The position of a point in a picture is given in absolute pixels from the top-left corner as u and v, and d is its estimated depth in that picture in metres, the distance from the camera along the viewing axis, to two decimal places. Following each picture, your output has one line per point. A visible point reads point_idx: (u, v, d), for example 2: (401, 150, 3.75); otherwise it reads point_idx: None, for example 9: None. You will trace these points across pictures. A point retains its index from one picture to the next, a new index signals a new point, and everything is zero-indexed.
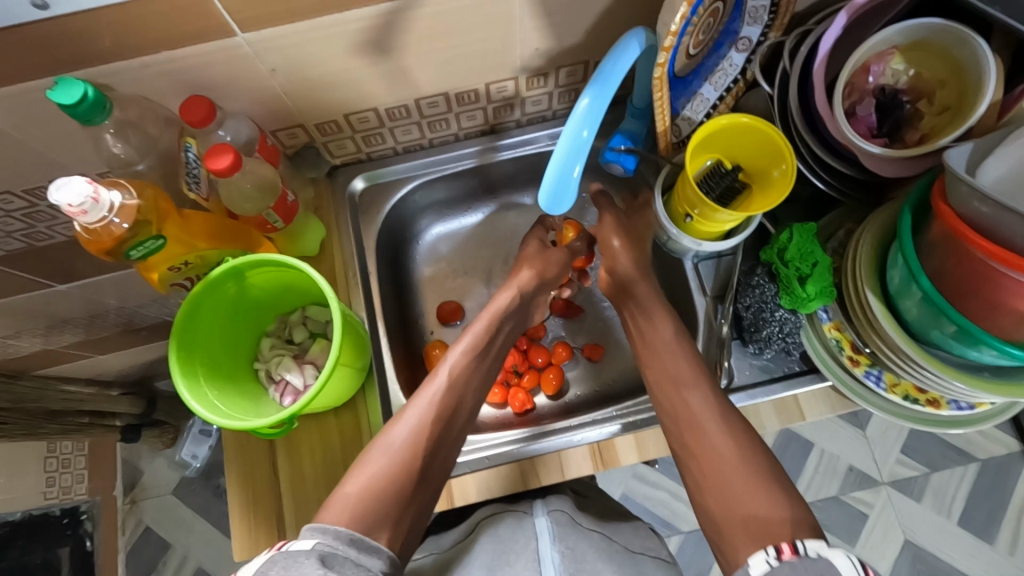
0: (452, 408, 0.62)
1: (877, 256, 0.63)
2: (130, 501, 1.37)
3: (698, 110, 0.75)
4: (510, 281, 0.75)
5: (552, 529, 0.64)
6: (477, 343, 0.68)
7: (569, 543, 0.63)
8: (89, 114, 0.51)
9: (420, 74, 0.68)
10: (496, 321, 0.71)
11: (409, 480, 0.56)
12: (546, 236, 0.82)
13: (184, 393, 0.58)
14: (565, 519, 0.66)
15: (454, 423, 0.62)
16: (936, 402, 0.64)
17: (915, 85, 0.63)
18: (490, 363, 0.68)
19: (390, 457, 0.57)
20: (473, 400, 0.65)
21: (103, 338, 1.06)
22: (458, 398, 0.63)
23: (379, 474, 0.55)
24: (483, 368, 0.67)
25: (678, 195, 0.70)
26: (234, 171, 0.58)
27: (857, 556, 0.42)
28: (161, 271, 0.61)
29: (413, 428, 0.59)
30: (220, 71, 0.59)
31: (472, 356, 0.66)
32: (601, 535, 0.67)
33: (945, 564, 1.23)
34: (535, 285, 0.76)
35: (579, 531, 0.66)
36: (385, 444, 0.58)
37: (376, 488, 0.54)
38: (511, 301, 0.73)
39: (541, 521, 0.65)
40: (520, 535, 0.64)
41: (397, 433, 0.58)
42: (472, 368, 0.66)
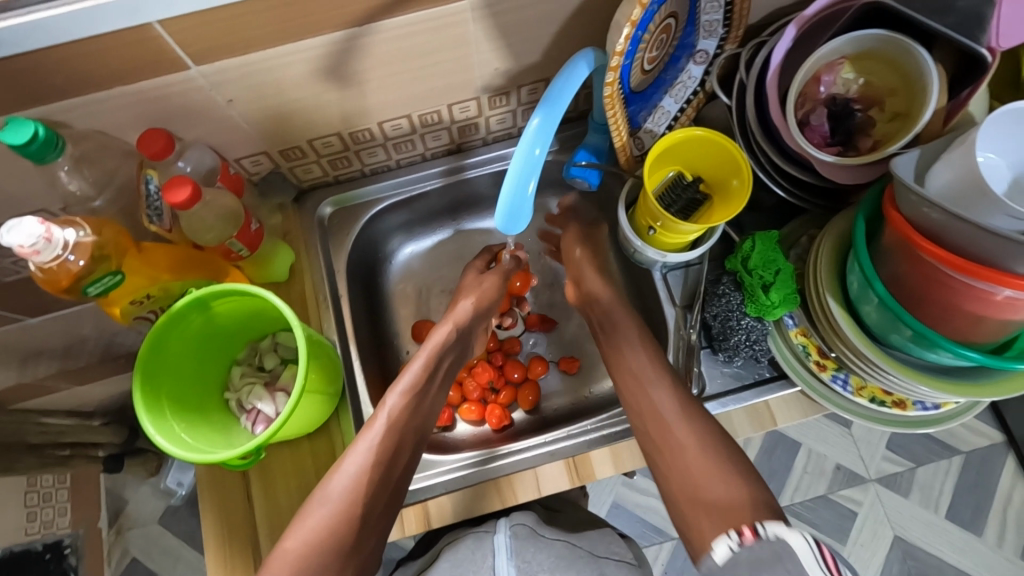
0: (394, 448, 0.63)
1: (835, 263, 0.64)
2: (116, 531, 1.35)
3: (659, 123, 0.75)
4: (446, 318, 0.77)
5: (508, 545, 0.66)
6: (414, 383, 0.69)
7: (525, 557, 0.65)
8: (41, 152, 0.51)
9: (382, 98, 0.69)
10: (433, 359, 0.72)
11: (349, 529, 0.58)
12: (485, 264, 0.85)
13: (149, 429, 0.58)
14: (525, 532, 0.68)
15: (394, 465, 0.63)
16: (902, 403, 0.65)
17: (866, 93, 0.65)
18: (430, 397, 0.70)
19: (328, 508, 0.58)
20: (415, 437, 0.66)
21: (81, 367, 1.04)
22: (398, 438, 0.64)
23: (317, 527, 0.57)
24: (422, 409, 0.68)
25: (641, 209, 0.71)
26: (194, 204, 0.58)
27: (811, 536, 0.47)
28: (123, 305, 0.61)
29: (352, 478, 0.60)
30: (177, 104, 0.60)
31: (408, 397, 0.68)
32: (565, 542, 0.69)
33: (935, 558, 1.24)
34: (471, 320, 0.78)
35: (540, 542, 0.67)
36: (324, 495, 0.59)
37: (316, 541, 0.57)
38: (448, 339, 0.74)
39: (498, 536, 0.67)
40: (478, 553, 0.66)
41: (336, 484, 0.60)
42: (410, 408, 0.67)
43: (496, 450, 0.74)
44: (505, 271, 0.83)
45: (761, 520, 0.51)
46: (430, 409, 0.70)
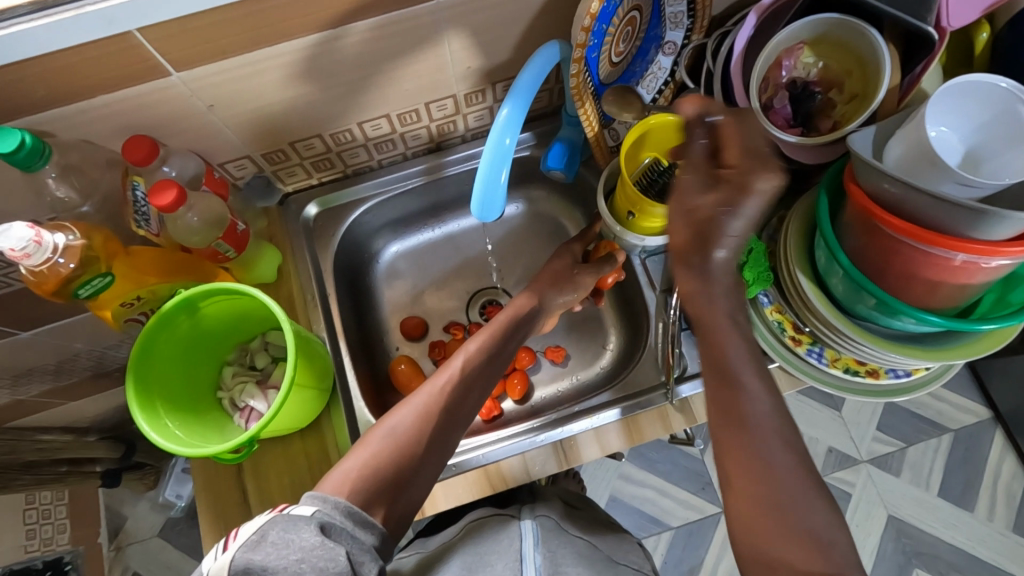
0: (460, 402, 0.61)
1: (804, 241, 0.66)
2: (115, 547, 1.34)
3: (633, 113, 0.78)
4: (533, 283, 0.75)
5: (535, 532, 0.68)
6: (489, 346, 0.66)
7: (550, 546, 0.67)
8: (28, 160, 0.53)
9: (360, 99, 0.71)
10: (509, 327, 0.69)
11: (405, 467, 0.55)
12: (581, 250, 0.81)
13: (144, 426, 0.59)
14: (550, 525, 0.71)
15: (456, 423, 0.60)
16: (875, 371, 0.68)
17: (825, 77, 0.67)
18: (503, 363, 0.67)
19: (388, 443, 0.56)
20: (482, 397, 0.63)
21: (73, 384, 1.05)
22: (467, 393, 0.62)
23: (376, 456, 0.55)
24: (491, 372, 0.65)
25: (619, 196, 0.72)
26: (179, 206, 0.60)
27: None
28: (113, 308, 0.62)
29: (414, 417, 0.58)
30: (158, 111, 0.61)
31: (481, 357, 0.65)
32: (586, 542, 0.71)
33: (928, 535, 1.26)
34: (549, 295, 0.75)
35: (564, 536, 0.70)
36: (386, 429, 0.57)
37: (374, 467, 0.54)
38: (534, 299, 0.73)
39: (525, 523, 0.70)
40: (504, 536, 0.69)
41: (399, 420, 0.58)
42: (479, 368, 0.64)
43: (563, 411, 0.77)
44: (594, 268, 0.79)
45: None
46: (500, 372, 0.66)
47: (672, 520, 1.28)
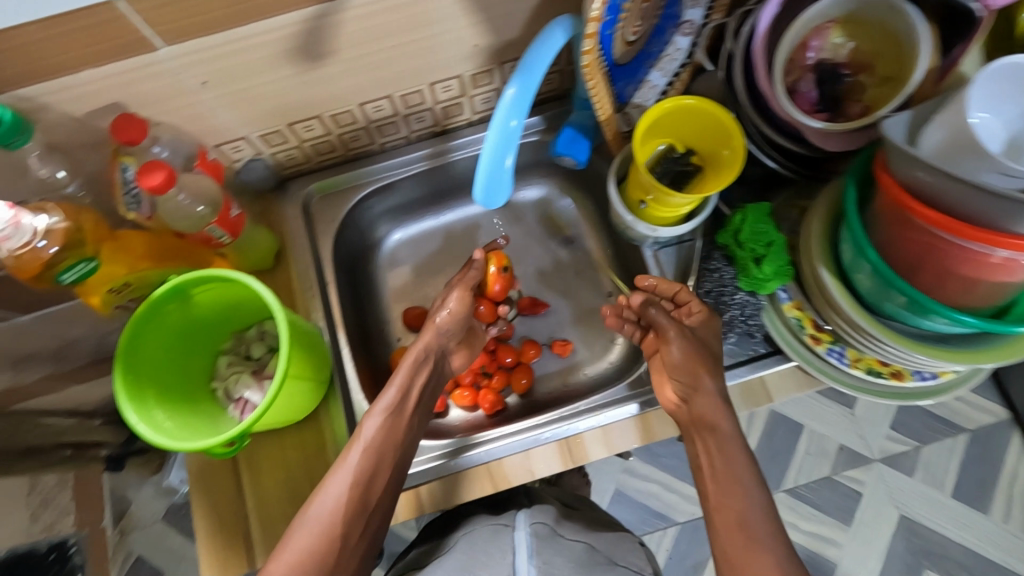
0: (371, 472, 0.62)
1: (829, 232, 0.62)
2: (120, 531, 1.34)
3: (646, 97, 0.74)
4: (425, 327, 0.74)
5: (530, 544, 0.65)
6: (392, 405, 0.66)
7: (545, 558, 0.64)
8: (7, 136, 0.50)
9: (361, 78, 0.68)
10: (408, 383, 0.69)
11: (330, 550, 0.58)
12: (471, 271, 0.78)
13: (131, 417, 0.57)
14: (545, 532, 0.68)
15: (373, 490, 0.61)
16: (899, 373, 0.64)
17: (854, 58, 0.63)
18: (407, 418, 0.67)
19: (309, 531, 0.58)
20: (396, 457, 0.64)
21: (73, 368, 1.04)
22: (376, 461, 0.62)
23: (300, 552, 0.57)
24: (400, 429, 0.66)
25: (633, 182, 0.69)
26: (169, 188, 0.57)
27: None
28: (101, 294, 0.60)
29: (333, 502, 0.59)
30: (147, 88, 0.58)
31: (384, 419, 0.65)
32: (586, 546, 0.68)
33: (941, 537, 1.23)
34: (443, 341, 0.74)
35: (559, 543, 0.67)
36: (303, 518, 0.59)
37: (300, 562, 0.56)
38: (427, 347, 0.73)
39: (519, 534, 0.67)
40: (497, 548, 0.66)
41: (319, 505, 0.59)
42: (384, 431, 0.64)
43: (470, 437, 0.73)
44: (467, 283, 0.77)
45: None
46: (409, 426, 0.67)
47: (677, 515, 1.25)
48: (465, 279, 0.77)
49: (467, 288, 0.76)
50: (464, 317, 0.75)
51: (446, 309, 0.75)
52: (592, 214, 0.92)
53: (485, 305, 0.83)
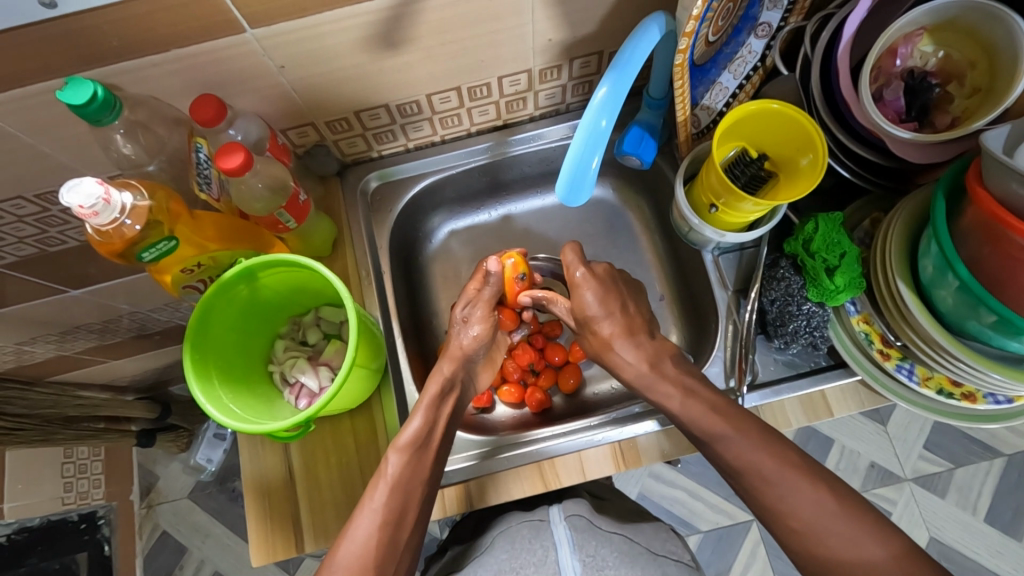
0: (399, 512, 0.58)
1: (907, 245, 0.61)
2: (147, 505, 1.35)
3: (716, 100, 0.72)
4: (448, 351, 0.72)
5: (571, 538, 0.64)
6: (414, 440, 0.61)
7: (588, 551, 0.63)
8: (99, 113, 0.50)
9: (430, 69, 0.67)
10: (433, 415, 0.65)
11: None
12: (491, 276, 0.74)
13: (200, 397, 0.58)
14: (583, 524, 0.66)
15: (403, 528, 0.58)
16: (971, 395, 0.61)
17: (944, 67, 0.62)
18: (433, 454, 0.63)
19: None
20: (424, 493, 0.60)
21: (117, 343, 1.04)
22: (404, 499, 0.58)
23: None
24: (427, 467, 0.61)
25: (703, 185, 0.69)
26: (245, 171, 0.57)
27: None
28: (173, 273, 0.60)
29: (360, 545, 0.55)
30: (230, 69, 0.58)
31: (407, 455, 0.60)
32: (624, 537, 0.67)
33: (973, 562, 1.19)
34: (468, 365, 0.72)
35: (599, 535, 0.65)
36: (331, 563, 0.55)
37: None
38: (451, 371, 0.69)
39: (557, 529, 0.65)
40: (536, 545, 0.64)
41: (349, 546, 0.55)
42: (410, 467, 0.60)
43: (501, 443, 0.73)
44: (488, 300, 0.75)
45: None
46: (434, 459, 0.63)
47: (701, 523, 1.23)
48: (483, 296, 0.75)
49: (487, 307, 0.74)
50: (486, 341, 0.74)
51: (471, 331, 0.73)
52: (647, 216, 0.91)
53: (506, 313, 0.78)
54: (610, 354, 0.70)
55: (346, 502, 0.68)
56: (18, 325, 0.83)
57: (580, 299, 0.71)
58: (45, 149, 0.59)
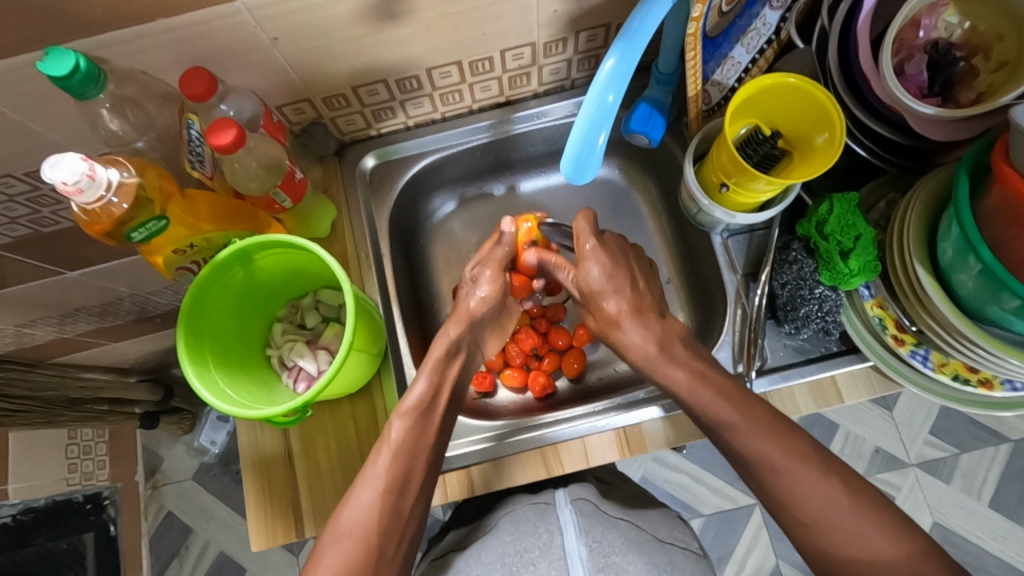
0: (403, 478, 0.56)
1: (926, 226, 0.58)
2: (152, 486, 1.35)
3: (728, 75, 0.69)
4: (455, 313, 0.69)
5: (577, 522, 0.62)
6: (418, 404, 0.60)
7: (595, 536, 0.61)
8: (83, 87, 0.48)
9: (431, 41, 0.64)
10: (438, 378, 0.63)
11: (368, 563, 0.52)
12: (502, 237, 0.72)
13: (194, 381, 0.56)
14: (589, 509, 0.64)
15: (407, 495, 0.56)
16: (988, 381, 0.60)
17: (970, 40, 0.59)
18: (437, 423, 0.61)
19: (344, 545, 0.53)
20: (427, 466, 0.59)
21: (118, 326, 1.03)
22: (407, 467, 0.57)
23: (335, 567, 0.52)
24: (431, 431, 0.60)
25: (713, 163, 0.66)
26: (238, 148, 0.55)
27: None
28: (166, 254, 0.58)
29: (364, 513, 0.54)
30: (221, 42, 0.56)
31: (410, 420, 0.59)
32: (630, 524, 0.65)
33: (976, 548, 1.18)
34: (476, 329, 0.70)
35: (605, 520, 0.63)
36: (335, 530, 0.54)
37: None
38: (459, 336, 0.67)
39: (564, 513, 0.63)
40: (542, 528, 0.62)
41: (352, 515, 0.54)
42: (413, 433, 0.59)
43: (518, 422, 0.72)
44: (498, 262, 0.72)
45: None
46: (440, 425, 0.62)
47: (705, 507, 1.23)
48: (494, 256, 0.73)
49: (497, 265, 0.72)
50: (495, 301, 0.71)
51: (479, 293, 0.70)
52: (654, 197, 0.89)
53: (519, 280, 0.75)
54: (616, 332, 0.67)
55: (346, 488, 0.67)
56: (15, 308, 0.82)
57: (584, 272, 0.67)
58: (32, 126, 0.57)
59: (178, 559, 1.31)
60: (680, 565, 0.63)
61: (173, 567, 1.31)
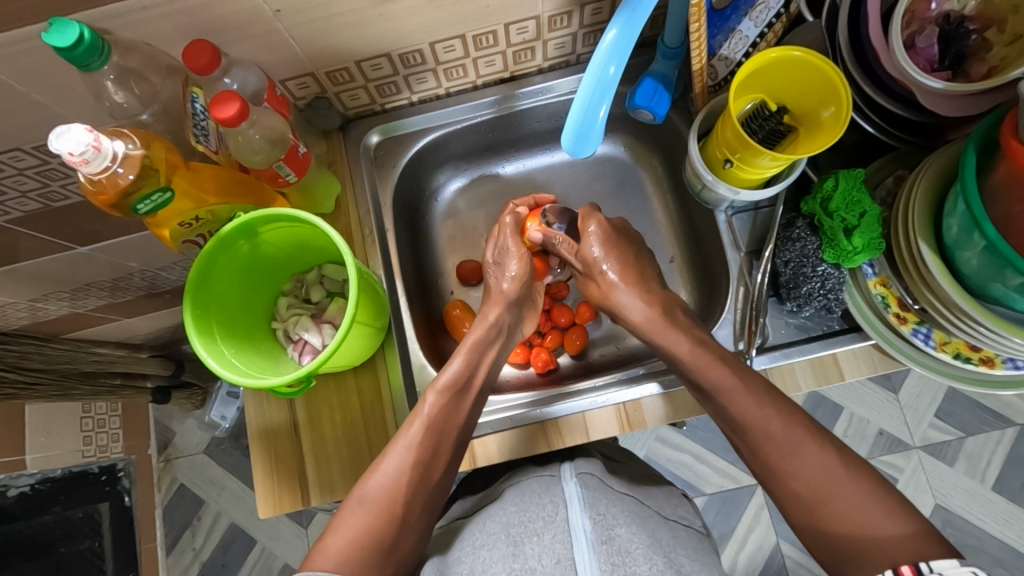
0: (432, 451, 0.59)
1: (932, 203, 0.57)
2: (164, 459, 1.38)
3: (735, 49, 0.68)
4: (494, 297, 0.73)
5: (581, 496, 0.62)
6: (453, 382, 0.63)
7: (599, 509, 0.60)
8: (87, 58, 0.49)
9: (435, 13, 0.64)
10: (475, 359, 0.66)
11: (390, 527, 0.54)
12: (512, 215, 0.77)
13: (201, 351, 0.58)
14: (593, 483, 0.65)
15: (434, 468, 0.59)
16: (989, 360, 0.59)
17: (983, 12, 0.58)
18: (470, 401, 0.64)
19: (366, 508, 0.55)
20: (456, 438, 0.61)
21: (128, 301, 1.04)
22: (437, 442, 0.59)
23: (356, 528, 0.53)
24: (464, 407, 0.63)
25: (718, 139, 0.66)
26: (241, 121, 0.55)
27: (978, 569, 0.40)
28: (172, 227, 0.59)
29: (389, 479, 0.56)
30: (221, 15, 0.56)
31: (445, 397, 0.62)
32: (634, 499, 0.66)
33: (977, 529, 1.18)
34: (512, 311, 0.73)
35: (609, 495, 0.64)
36: (359, 495, 0.56)
37: (356, 538, 0.53)
38: (496, 323, 0.70)
39: (568, 487, 0.63)
40: (546, 500, 0.63)
41: (375, 482, 0.56)
42: (446, 410, 0.61)
43: (568, 389, 0.73)
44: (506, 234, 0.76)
45: (925, 558, 0.45)
46: (473, 403, 0.64)
47: (706, 486, 1.24)
48: (505, 234, 0.76)
49: (515, 241, 0.75)
50: (528, 280, 0.74)
51: (510, 272, 0.74)
52: (660, 173, 0.89)
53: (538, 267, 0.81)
54: (619, 304, 0.72)
55: (350, 458, 0.68)
56: (27, 282, 0.83)
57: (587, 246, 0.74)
58: (38, 99, 0.57)
59: (190, 529, 1.35)
60: (683, 539, 0.63)
61: (186, 537, 1.34)
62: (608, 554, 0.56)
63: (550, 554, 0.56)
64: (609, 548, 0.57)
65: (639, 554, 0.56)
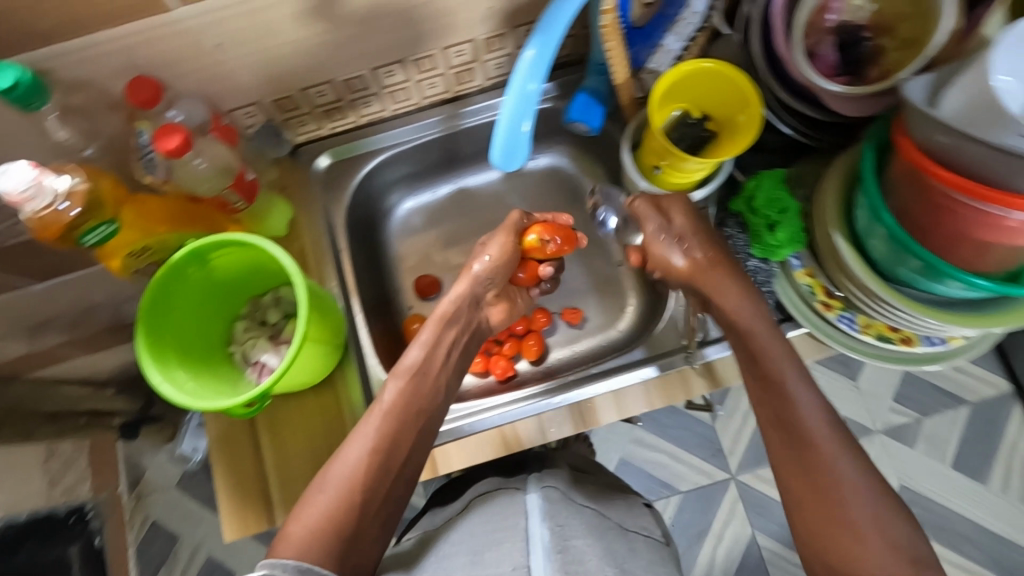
0: (391, 442, 0.60)
1: (843, 197, 0.62)
2: (135, 497, 1.35)
3: (661, 63, 0.72)
4: (463, 275, 0.73)
5: (541, 508, 0.64)
6: (414, 366, 0.65)
7: (558, 520, 0.62)
8: (27, 98, 0.50)
9: (375, 39, 0.67)
10: (435, 341, 0.68)
11: (351, 518, 0.55)
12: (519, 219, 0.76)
13: (154, 376, 0.58)
14: (557, 496, 0.67)
15: (395, 456, 0.60)
16: (909, 339, 0.64)
17: (876, 20, 0.63)
18: (434, 380, 0.66)
19: (328, 493, 0.56)
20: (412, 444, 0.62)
21: (90, 336, 1.03)
22: (397, 432, 0.61)
23: (314, 517, 0.55)
24: (428, 390, 0.65)
25: (647, 147, 0.70)
26: (185, 151, 0.57)
27: None
28: (120, 258, 0.60)
29: (351, 466, 0.57)
30: (160, 52, 0.58)
31: (405, 381, 0.64)
32: (594, 511, 0.68)
33: (940, 507, 1.23)
34: (480, 291, 0.73)
35: (571, 507, 0.66)
36: (322, 480, 0.57)
37: (318, 526, 0.54)
38: (461, 301, 0.72)
39: (531, 500, 0.65)
40: (510, 514, 0.65)
41: (337, 472, 0.57)
42: (406, 394, 0.63)
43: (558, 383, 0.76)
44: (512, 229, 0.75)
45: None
46: (435, 389, 0.66)
47: (680, 484, 1.27)
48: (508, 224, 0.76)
49: (509, 234, 0.75)
50: (503, 265, 0.75)
51: (486, 255, 0.74)
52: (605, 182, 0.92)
53: (526, 271, 0.82)
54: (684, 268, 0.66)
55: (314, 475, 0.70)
56: None
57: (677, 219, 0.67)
58: None
59: (166, 566, 1.32)
60: (639, 551, 0.65)
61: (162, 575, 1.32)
62: (563, 562, 0.57)
63: (509, 561, 0.57)
64: (565, 557, 0.58)
65: (592, 564, 0.58)
